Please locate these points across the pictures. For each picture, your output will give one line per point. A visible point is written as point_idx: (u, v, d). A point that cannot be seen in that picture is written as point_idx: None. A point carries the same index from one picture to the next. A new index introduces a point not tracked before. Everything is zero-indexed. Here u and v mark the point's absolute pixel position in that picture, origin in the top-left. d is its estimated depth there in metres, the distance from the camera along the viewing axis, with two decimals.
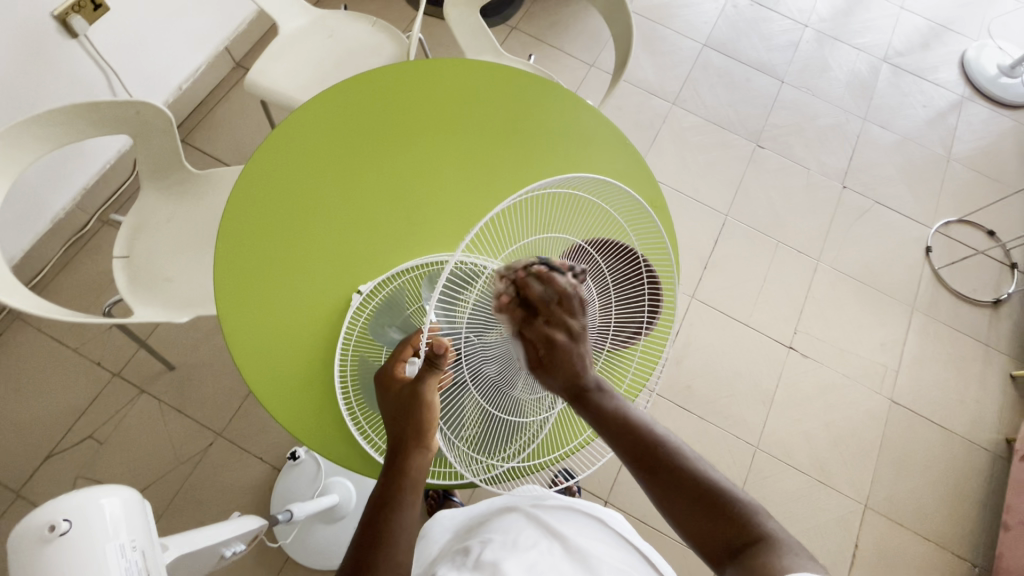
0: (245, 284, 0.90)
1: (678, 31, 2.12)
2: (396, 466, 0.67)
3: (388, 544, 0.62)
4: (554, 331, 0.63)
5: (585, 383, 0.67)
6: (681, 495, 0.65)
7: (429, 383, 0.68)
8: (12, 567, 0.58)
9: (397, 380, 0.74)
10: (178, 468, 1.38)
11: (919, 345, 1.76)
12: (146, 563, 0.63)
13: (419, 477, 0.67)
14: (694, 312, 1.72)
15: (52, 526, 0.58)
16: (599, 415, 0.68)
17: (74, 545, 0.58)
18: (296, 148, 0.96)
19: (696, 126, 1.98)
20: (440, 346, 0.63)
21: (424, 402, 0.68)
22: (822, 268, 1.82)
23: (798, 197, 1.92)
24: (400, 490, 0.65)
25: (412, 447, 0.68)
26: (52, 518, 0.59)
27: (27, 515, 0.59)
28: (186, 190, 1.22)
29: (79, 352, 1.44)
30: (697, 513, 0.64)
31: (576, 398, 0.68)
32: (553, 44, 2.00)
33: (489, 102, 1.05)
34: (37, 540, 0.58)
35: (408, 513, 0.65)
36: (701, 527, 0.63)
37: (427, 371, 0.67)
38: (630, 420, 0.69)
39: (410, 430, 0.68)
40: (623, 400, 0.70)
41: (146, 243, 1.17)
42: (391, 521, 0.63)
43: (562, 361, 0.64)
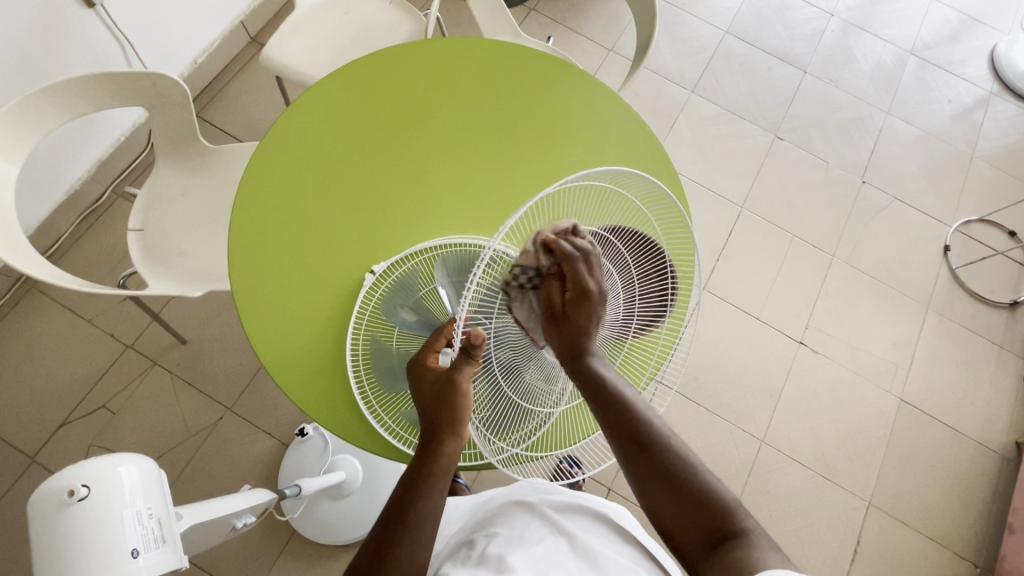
0: (260, 267, 0.90)
1: (699, 17, 2.08)
2: (429, 452, 0.68)
3: (416, 525, 0.63)
4: (587, 280, 0.64)
5: (587, 347, 0.66)
6: (669, 483, 0.64)
7: (465, 374, 0.68)
8: (33, 527, 0.60)
9: (430, 370, 0.74)
10: (188, 441, 1.40)
11: (932, 345, 1.74)
12: (162, 532, 0.64)
13: (449, 464, 0.68)
14: (704, 304, 1.71)
15: (72, 492, 0.59)
16: (595, 386, 0.65)
17: (93, 511, 0.59)
18: (308, 131, 0.95)
19: (714, 115, 1.94)
20: (478, 338, 0.63)
21: (459, 390, 0.68)
22: (836, 264, 1.80)
23: (816, 191, 1.88)
24: (433, 474, 0.66)
25: (446, 434, 0.69)
26: (73, 483, 0.60)
27: (49, 478, 0.61)
28: (202, 165, 1.22)
29: (93, 323, 1.46)
30: (679, 500, 0.63)
31: (573, 362, 0.66)
32: (571, 27, 1.96)
33: (504, 85, 1.03)
34: (57, 504, 0.59)
35: (436, 498, 0.66)
36: (682, 516, 0.63)
37: (462, 361, 0.66)
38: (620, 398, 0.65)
39: (443, 418, 0.69)
40: (617, 377, 0.68)
41: (160, 217, 1.17)
42: (422, 504, 0.64)
43: (581, 319, 0.65)
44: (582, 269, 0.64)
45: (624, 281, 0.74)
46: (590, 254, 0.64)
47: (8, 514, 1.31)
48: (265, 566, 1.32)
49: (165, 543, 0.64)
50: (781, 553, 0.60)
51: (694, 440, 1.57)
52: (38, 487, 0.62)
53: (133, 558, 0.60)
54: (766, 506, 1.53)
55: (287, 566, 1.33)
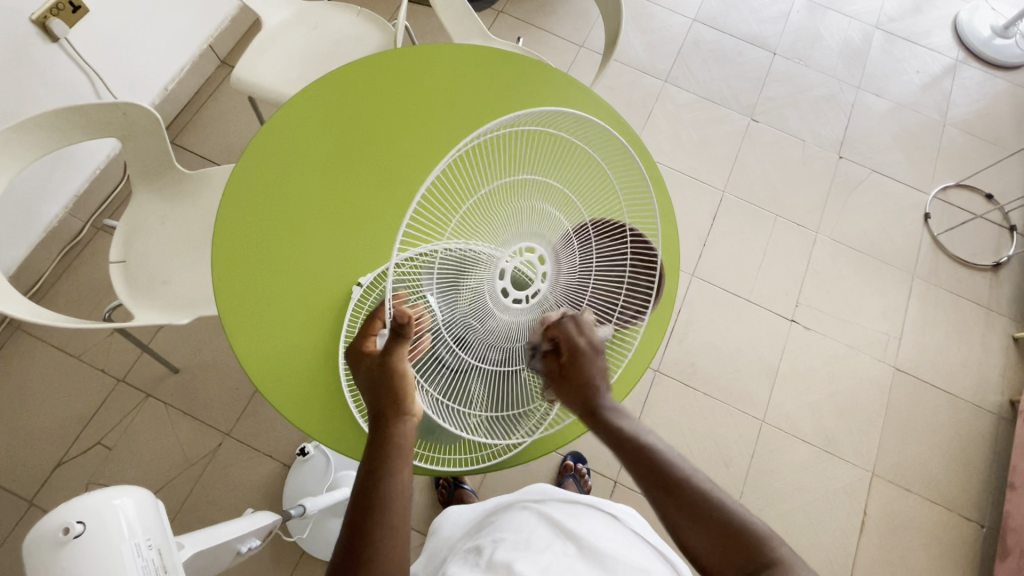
0: (245, 284, 0.89)
1: (666, 7, 2.10)
2: (378, 438, 0.67)
3: (382, 510, 0.63)
4: (577, 338, 0.69)
5: (597, 401, 0.71)
6: (699, 521, 0.65)
7: (399, 353, 0.66)
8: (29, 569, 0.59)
9: (366, 355, 0.73)
10: (188, 470, 1.38)
11: (920, 312, 1.76)
12: (163, 562, 0.63)
13: (402, 444, 0.66)
14: (694, 291, 1.72)
15: (67, 529, 0.58)
16: (614, 434, 0.70)
17: (89, 548, 0.59)
18: (285, 145, 0.95)
19: (688, 103, 1.96)
20: (403, 316, 0.62)
21: (395, 371, 0.66)
22: (821, 240, 1.82)
23: (795, 169, 1.91)
24: (385, 457, 0.65)
25: (391, 415, 0.67)
26: (67, 520, 0.59)
27: (44, 518, 0.60)
28: (180, 191, 1.21)
29: (82, 359, 1.44)
30: (713, 539, 0.64)
31: (591, 416, 0.71)
32: (540, 26, 1.97)
33: (478, 88, 1.03)
34: (52, 543, 0.58)
35: (397, 481, 0.65)
36: (714, 551, 0.64)
37: (394, 342, 0.65)
38: (645, 446, 0.69)
39: (386, 399, 0.67)
40: (641, 428, 0.71)
41: (142, 247, 1.16)
42: (382, 489, 0.64)
43: (580, 370, 0.70)
44: (573, 328, 0.69)
45: (580, 241, 0.73)
46: (582, 316, 0.70)
47: (10, 559, 1.29)
48: None
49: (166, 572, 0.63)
50: None
51: (695, 424, 1.58)
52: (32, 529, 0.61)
53: None
54: (772, 485, 1.55)
55: None
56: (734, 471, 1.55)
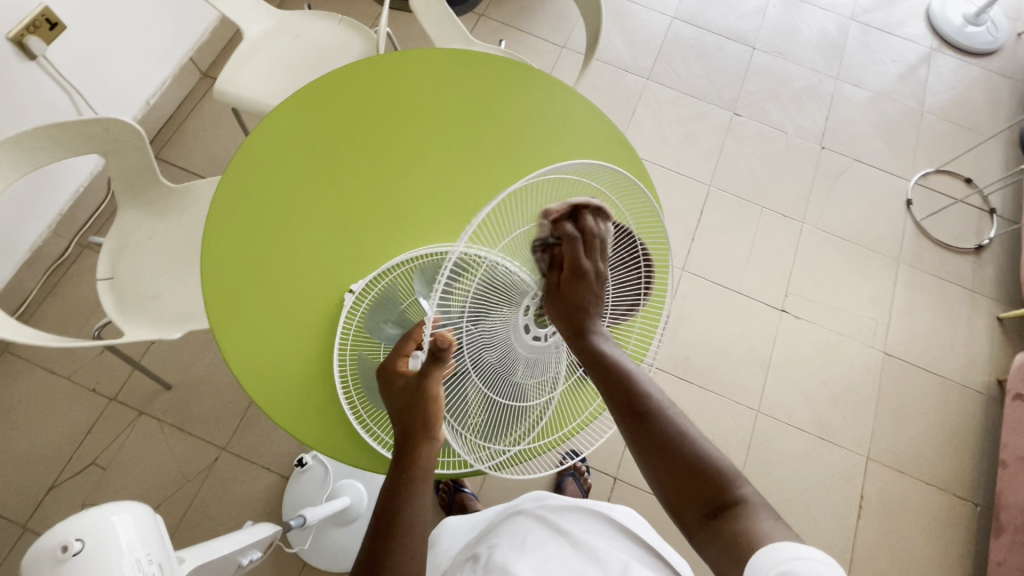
0: (237, 296, 0.89)
1: (645, 6, 2.12)
2: (404, 460, 0.69)
3: (402, 532, 0.65)
4: (587, 260, 0.70)
5: (588, 325, 0.70)
6: (670, 455, 0.66)
7: (434, 377, 0.68)
8: None
9: (400, 375, 0.75)
10: (185, 487, 1.37)
11: (907, 297, 1.79)
12: None
13: (427, 469, 0.69)
14: (685, 285, 1.73)
15: (65, 547, 0.58)
16: (594, 360, 0.70)
17: (88, 566, 0.58)
18: (273, 154, 0.95)
19: (671, 99, 1.98)
20: (443, 340, 0.62)
21: (428, 394, 0.69)
22: (807, 230, 1.84)
23: (779, 161, 1.93)
24: (412, 480, 0.68)
25: (421, 438, 0.70)
26: (65, 539, 0.59)
27: (41, 537, 0.60)
28: (167, 206, 1.20)
29: (72, 380, 1.42)
30: (679, 475, 0.65)
31: (576, 337, 0.70)
32: (521, 28, 1.98)
33: (463, 91, 1.04)
34: (50, 563, 0.58)
35: (419, 505, 0.67)
36: (680, 483, 0.65)
37: (432, 364, 0.66)
38: (628, 377, 0.69)
39: (416, 424, 0.70)
40: (620, 355, 0.72)
41: (130, 264, 1.15)
42: (403, 512, 0.66)
43: (583, 290, 0.70)
44: (585, 250, 0.70)
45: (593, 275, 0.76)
46: (603, 238, 0.71)
47: None
48: None
49: None
50: (781, 523, 0.61)
51: (691, 417, 1.59)
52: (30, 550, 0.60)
53: None
54: (769, 473, 1.56)
55: None
56: (732, 462, 1.56)
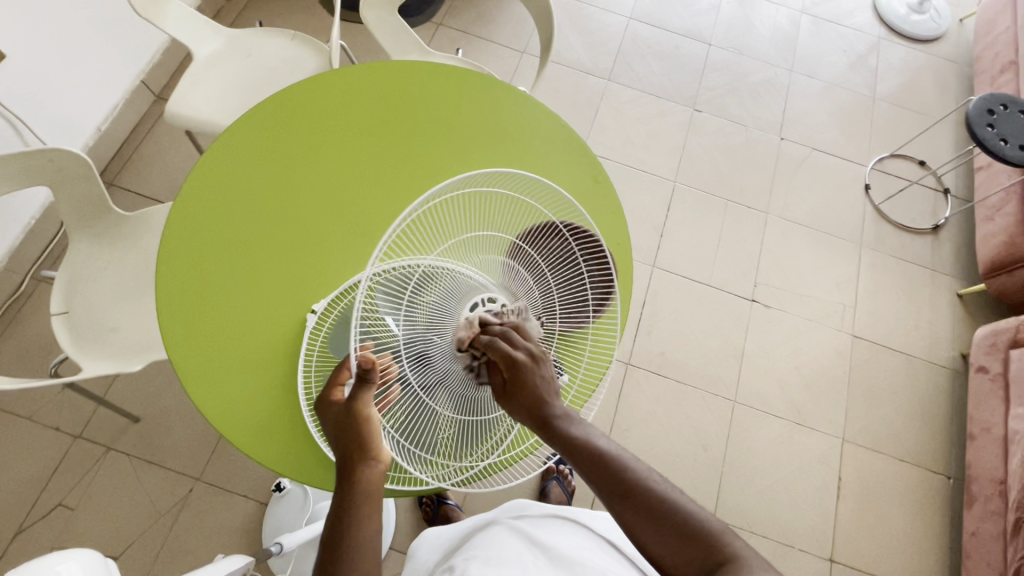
0: (197, 324, 0.87)
1: (602, 8, 2.14)
2: (346, 486, 0.67)
3: (350, 557, 0.64)
4: (513, 350, 0.68)
5: (550, 413, 0.68)
6: (655, 519, 0.62)
7: (365, 398, 0.68)
8: None
9: (333, 403, 0.73)
10: (159, 521, 1.33)
11: (871, 280, 1.84)
12: None
13: (371, 490, 0.67)
14: (656, 281, 1.75)
15: None
16: (565, 445, 0.67)
17: None
18: (226, 177, 0.93)
19: (633, 99, 2.00)
20: (366, 361, 0.64)
21: (363, 417, 0.68)
22: (772, 219, 1.88)
23: (740, 154, 1.97)
24: (357, 503, 0.66)
25: (360, 461, 0.68)
26: None
27: None
28: (121, 233, 1.17)
29: (33, 420, 1.37)
30: (669, 538, 0.61)
31: (544, 429, 0.68)
32: (480, 36, 1.99)
33: (420, 104, 1.03)
34: None
35: (367, 528, 0.66)
36: (675, 553, 0.61)
37: (360, 390, 0.67)
38: (596, 450, 0.66)
39: (352, 447, 0.68)
40: (590, 432, 0.68)
41: (85, 296, 1.12)
42: (351, 536, 0.65)
43: (527, 384, 0.67)
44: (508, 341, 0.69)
45: (534, 276, 0.76)
46: (518, 326, 0.70)
47: None
48: None
49: None
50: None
51: (670, 412, 1.61)
52: None
53: None
54: (750, 462, 1.58)
55: None
56: (713, 453, 1.58)
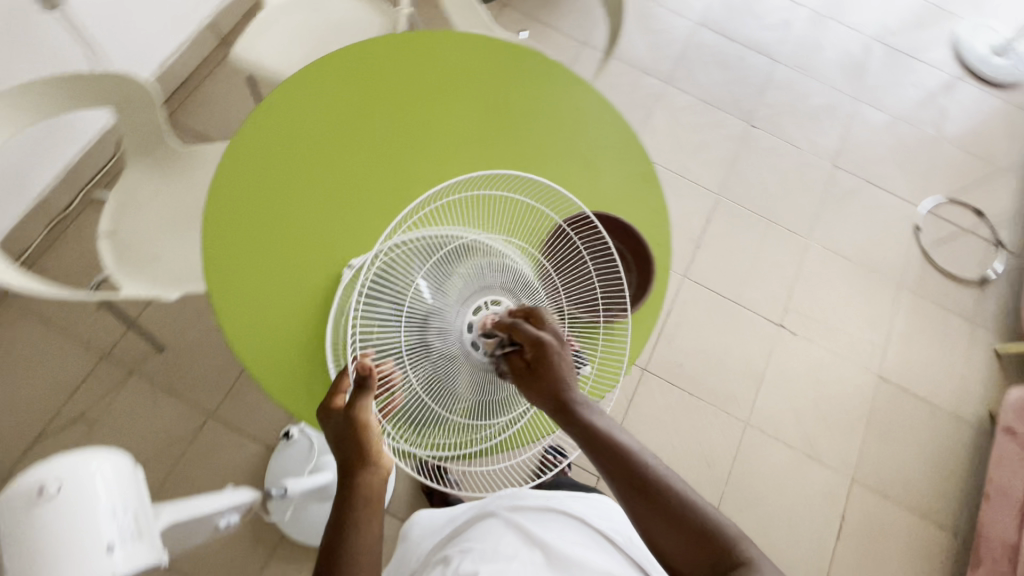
0: (239, 262, 0.89)
1: (671, 9, 2.10)
2: (345, 492, 0.67)
3: (349, 565, 0.64)
4: (540, 332, 0.70)
5: (570, 398, 0.71)
6: (673, 522, 0.66)
7: (362, 407, 0.67)
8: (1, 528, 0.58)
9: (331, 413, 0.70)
10: (170, 448, 1.37)
11: (906, 323, 1.78)
12: (139, 526, 0.63)
13: (371, 496, 0.67)
14: (685, 292, 1.73)
15: (42, 488, 0.58)
16: (587, 433, 0.70)
17: (64, 508, 0.58)
18: (284, 125, 0.94)
19: (689, 105, 1.97)
20: (364, 367, 0.66)
21: (360, 425, 0.67)
22: (812, 247, 1.84)
23: (790, 176, 1.92)
24: (356, 510, 0.66)
25: (358, 469, 0.67)
26: (42, 480, 0.59)
27: (15, 478, 0.59)
28: (173, 166, 1.20)
29: (66, 334, 1.43)
30: (684, 541, 0.66)
31: (560, 413, 0.71)
32: (544, 22, 1.97)
33: (481, 78, 1.03)
34: (26, 502, 0.58)
35: (366, 534, 0.66)
36: (687, 552, 0.66)
37: (358, 397, 0.67)
38: (618, 446, 0.69)
39: (351, 454, 0.67)
40: (611, 425, 0.71)
41: (132, 221, 1.15)
42: (349, 544, 0.65)
43: (549, 368, 0.70)
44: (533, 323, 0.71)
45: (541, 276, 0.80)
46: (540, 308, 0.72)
47: None
48: (254, 569, 1.31)
49: (141, 537, 0.63)
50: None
51: (680, 424, 1.59)
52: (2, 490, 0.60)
53: (110, 552, 0.59)
54: (753, 486, 1.56)
55: (277, 570, 1.32)
56: (716, 472, 1.56)
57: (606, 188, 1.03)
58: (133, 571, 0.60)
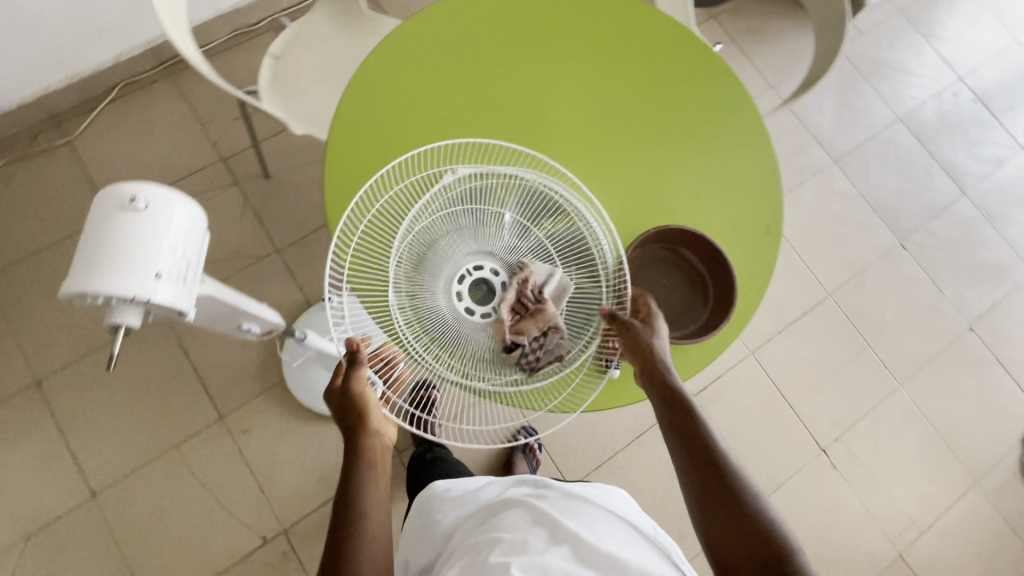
0: (365, 120, 0.92)
1: (879, 92, 1.92)
2: (349, 458, 0.72)
3: (357, 527, 0.67)
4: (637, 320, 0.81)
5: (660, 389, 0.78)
6: (738, 521, 0.68)
7: (358, 380, 0.73)
8: (89, 218, 0.66)
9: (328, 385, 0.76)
10: (233, 261, 1.50)
11: (960, 521, 1.58)
12: (186, 273, 0.70)
13: (374, 459, 0.72)
14: (744, 369, 1.62)
15: (134, 200, 0.66)
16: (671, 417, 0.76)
17: (143, 225, 0.66)
18: (459, 24, 0.98)
19: (846, 195, 1.81)
20: (352, 343, 0.71)
21: (356, 396, 0.73)
22: (899, 394, 1.66)
23: (916, 314, 1.73)
24: (361, 473, 0.71)
25: (359, 437, 0.72)
26: (135, 194, 0.66)
27: (116, 184, 0.67)
28: (351, 23, 1.28)
29: (202, 127, 1.58)
30: (749, 540, 0.67)
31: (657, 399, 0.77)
32: (742, 49, 1.87)
33: (656, 60, 1.01)
34: (118, 206, 0.66)
35: (374, 491, 0.70)
36: (750, 551, 0.67)
37: (354, 370, 0.72)
38: (699, 437, 0.74)
39: (353, 423, 0.73)
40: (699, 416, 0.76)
41: (297, 53, 1.24)
42: (358, 506, 0.69)
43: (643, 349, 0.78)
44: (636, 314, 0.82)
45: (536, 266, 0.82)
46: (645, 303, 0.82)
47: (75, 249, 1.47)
48: (248, 394, 1.42)
49: (184, 283, 0.70)
50: None
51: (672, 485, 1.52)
52: (103, 189, 0.68)
53: (158, 278, 0.65)
54: None
55: (265, 405, 1.42)
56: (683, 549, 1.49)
57: (725, 216, 0.98)
58: (166, 305, 0.67)
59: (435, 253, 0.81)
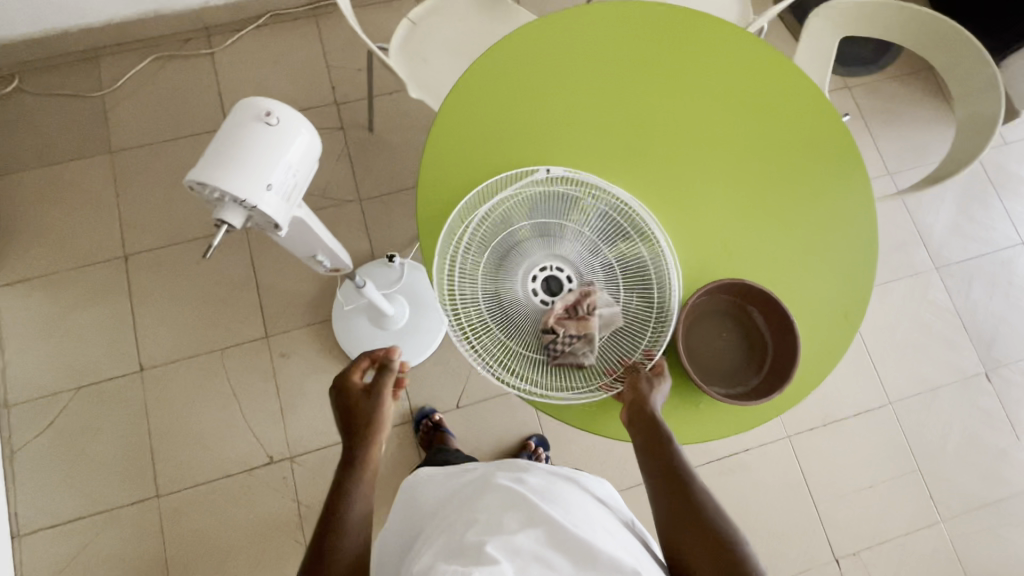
0: (481, 95, 0.95)
1: (1008, 210, 1.77)
2: (347, 462, 0.73)
3: (338, 531, 0.67)
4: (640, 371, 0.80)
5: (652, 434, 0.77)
6: (711, 548, 0.68)
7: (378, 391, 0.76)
8: (225, 122, 0.73)
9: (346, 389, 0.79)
10: (319, 197, 1.59)
11: None
12: (291, 191, 0.75)
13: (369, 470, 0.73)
14: (775, 449, 1.54)
15: (268, 114, 0.72)
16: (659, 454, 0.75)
17: (270, 137, 0.72)
18: (596, 32, 0.99)
19: (939, 306, 1.68)
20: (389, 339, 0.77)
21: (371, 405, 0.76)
22: (938, 529, 1.52)
23: (981, 451, 1.59)
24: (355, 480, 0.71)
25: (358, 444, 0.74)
26: (270, 110, 0.73)
27: (256, 98, 0.74)
28: (489, 6, 1.32)
29: (328, 70, 1.68)
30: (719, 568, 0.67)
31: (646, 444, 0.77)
32: (869, 127, 1.78)
33: (778, 115, 0.99)
34: (253, 116, 0.72)
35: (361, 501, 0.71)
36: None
37: (380, 379, 0.76)
38: (676, 463, 0.74)
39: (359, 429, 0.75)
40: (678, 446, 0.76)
41: (431, 22, 1.30)
42: (345, 510, 0.69)
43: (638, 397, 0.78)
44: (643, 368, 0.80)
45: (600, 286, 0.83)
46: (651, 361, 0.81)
47: (191, 148, 1.60)
48: (296, 321, 1.50)
49: (287, 199, 0.75)
50: None
51: None
52: (243, 100, 0.75)
53: (269, 188, 0.71)
54: None
55: (308, 336, 1.50)
56: None
57: (803, 289, 0.94)
58: (268, 214, 0.72)
59: (505, 240, 0.83)
